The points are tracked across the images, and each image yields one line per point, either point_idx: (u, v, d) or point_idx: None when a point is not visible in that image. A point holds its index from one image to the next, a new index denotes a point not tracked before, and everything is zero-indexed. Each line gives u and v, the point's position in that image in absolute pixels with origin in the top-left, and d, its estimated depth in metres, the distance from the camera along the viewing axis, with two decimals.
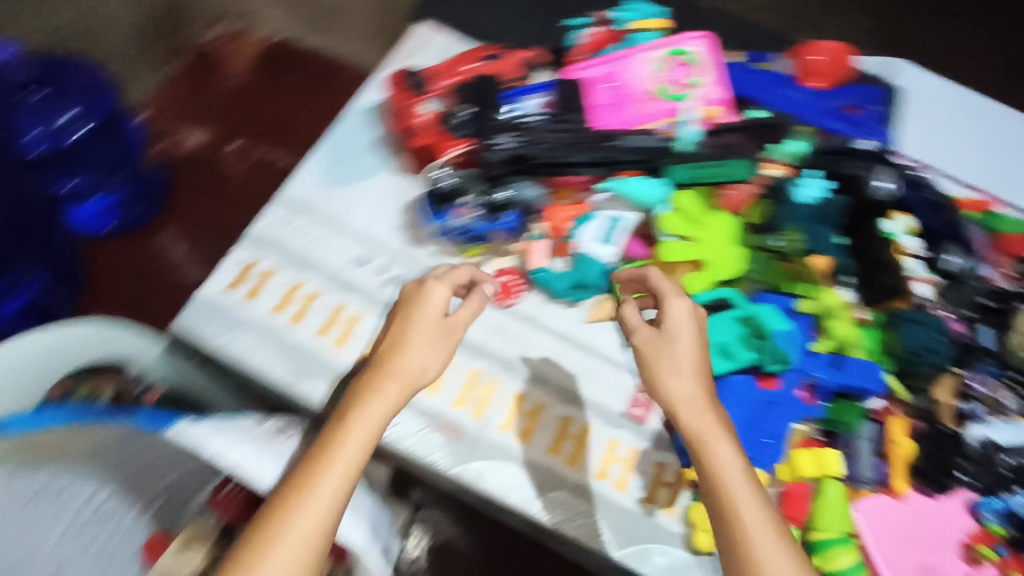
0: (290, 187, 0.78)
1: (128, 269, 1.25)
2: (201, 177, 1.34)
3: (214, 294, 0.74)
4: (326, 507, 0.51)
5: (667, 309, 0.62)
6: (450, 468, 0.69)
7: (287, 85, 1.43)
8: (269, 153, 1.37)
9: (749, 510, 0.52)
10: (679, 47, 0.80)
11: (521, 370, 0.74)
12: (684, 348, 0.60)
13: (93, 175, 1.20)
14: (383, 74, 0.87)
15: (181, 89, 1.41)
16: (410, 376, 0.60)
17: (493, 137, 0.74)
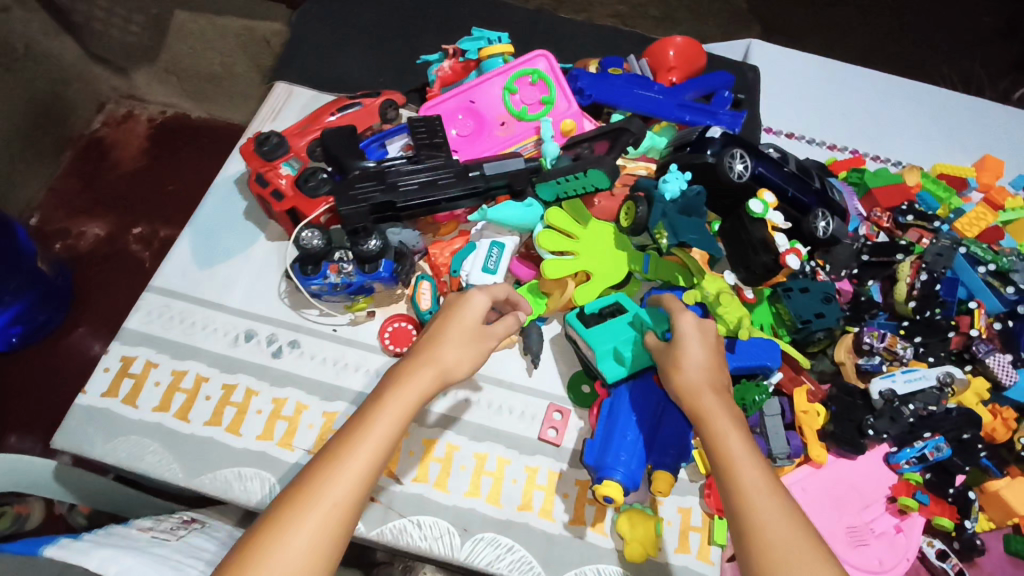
0: (161, 276, 0.78)
1: (40, 380, 1.08)
2: (104, 273, 1.18)
3: (94, 400, 0.71)
4: (319, 527, 0.43)
5: (677, 321, 0.61)
6: (368, 533, 0.66)
7: (184, 160, 1.28)
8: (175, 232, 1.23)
9: (761, 490, 0.48)
10: (527, 69, 0.81)
11: (427, 415, 0.73)
12: (690, 348, 0.58)
13: None
14: (243, 142, 0.88)
15: (71, 184, 1.24)
16: (446, 371, 0.53)
17: (354, 189, 0.71)
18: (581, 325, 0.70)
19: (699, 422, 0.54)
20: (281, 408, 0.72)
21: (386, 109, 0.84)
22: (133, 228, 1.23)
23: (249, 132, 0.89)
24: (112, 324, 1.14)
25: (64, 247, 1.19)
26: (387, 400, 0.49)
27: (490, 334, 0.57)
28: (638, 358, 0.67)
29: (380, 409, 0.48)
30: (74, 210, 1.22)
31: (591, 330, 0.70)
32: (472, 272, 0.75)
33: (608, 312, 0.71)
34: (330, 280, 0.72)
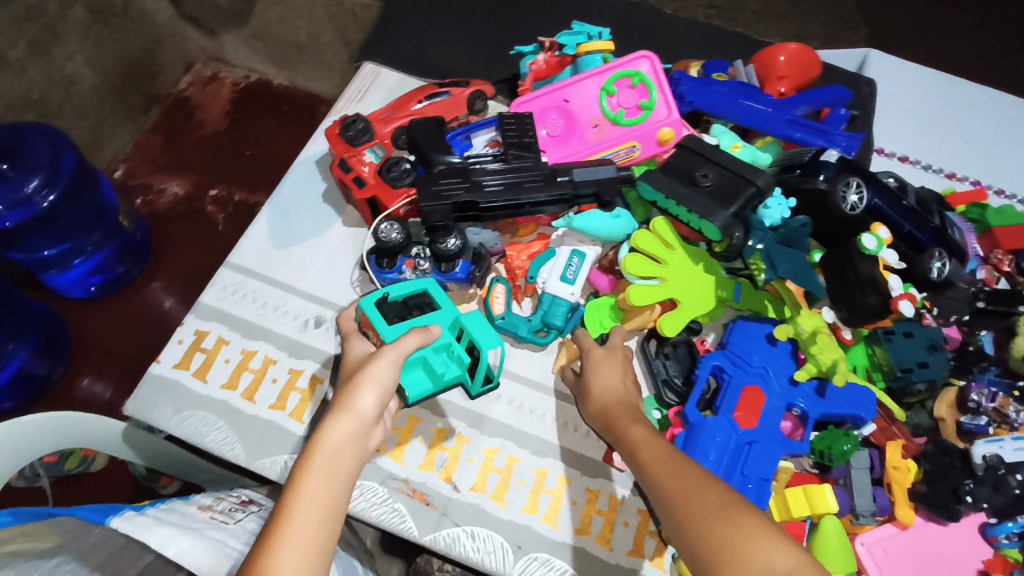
0: (238, 251, 0.79)
1: (116, 329, 1.11)
2: (181, 232, 1.20)
3: (166, 370, 0.73)
4: (299, 565, 0.44)
5: (588, 353, 0.66)
6: (422, 537, 0.65)
7: (265, 126, 1.30)
8: (251, 196, 1.24)
9: (671, 475, 0.49)
10: (627, 69, 0.77)
11: (488, 425, 0.71)
12: (596, 376, 0.63)
13: (73, 239, 1.01)
14: (327, 123, 0.88)
15: (156, 141, 1.27)
16: (366, 412, 0.51)
17: (439, 185, 0.70)
18: (382, 319, 0.62)
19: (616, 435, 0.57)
20: None
21: (472, 99, 0.81)
22: (210, 190, 1.24)
23: (336, 111, 0.88)
24: (188, 280, 1.16)
25: (144, 202, 1.22)
26: (310, 467, 0.49)
27: (404, 352, 0.54)
28: (446, 374, 0.65)
29: (304, 479, 0.48)
30: (157, 166, 1.24)
31: (397, 330, 0.62)
32: (549, 280, 0.72)
33: (413, 304, 0.65)
34: (404, 275, 0.72)
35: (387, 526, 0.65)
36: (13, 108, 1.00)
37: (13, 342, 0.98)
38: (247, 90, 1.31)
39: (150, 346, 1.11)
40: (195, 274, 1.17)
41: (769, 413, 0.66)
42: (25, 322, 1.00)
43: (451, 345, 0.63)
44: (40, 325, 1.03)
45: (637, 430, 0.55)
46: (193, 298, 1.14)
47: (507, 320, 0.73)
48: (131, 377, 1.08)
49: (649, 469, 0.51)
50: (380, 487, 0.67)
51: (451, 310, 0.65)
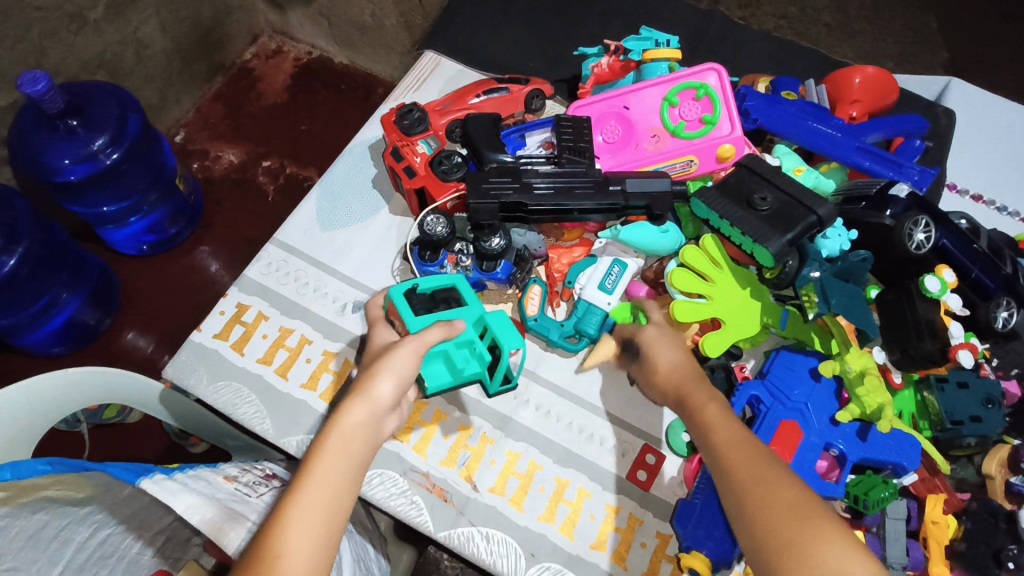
0: (287, 229, 0.80)
1: (162, 288, 1.15)
2: (232, 199, 1.23)
3: (206, 339, 0.74)
4: (307, 545, 0.44)
5: (638, 334, 0.62)
6: (436, 532, 0.65)
7: (322, 103, 1.32)
8: (301, 172, 1.26)
9: (741, 466, 0.48)
10: (693, 80, 0.75)
11: (514, 428, 0.70)
12: (659, 352, 0.59)
13: (131, 198, 1.05)
14: (385, 108, 0.88)
15: (218, 109, 1.30)
16: (383, 399, 0.51)
17: (489, 183, 0.69)
18: (409, 309, 0.61)
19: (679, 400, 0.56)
20: None
21: (529, 98, 0.81)
22: (263, 161, 1.27)
23: (395, 97, 0.88)
24: (234, 246, 1.19)
25: (200, 167, 1.25)
26: (323, 450, 0.48)
27: (427, 344, 0.54)
28: (466, 369, 0.65)
29: (319, 461, 0.48)
30: (217, 133, 1.28)
31: (422, 321, 0.61)
32: (586, 287, 0.71)
33: (440, 298, 0.64)
34: (444, 270, 0.72)
35: (404, 518, 0.66)
36: (87, 66, 1.03)
37: (68, 289, 1.02)
38: (308, 65, 1.35)
39: (191, 306, 1.14)
40: (241, 242, 1.20)
41: (804, 451, 0.64)
42: (80, 274, 1.04)
43: (473, 342, 0.62)
44: (94, 276, 1.06)
45: (711, 409, 0.53)
46: (238, 265, 1.17)
47: (540, 323, 0.72)
48: (171, 336, 1.11)
49: (726, 455, 0.50)
50: (400, 478, 0.67)
51: (478, 307, 0.64)
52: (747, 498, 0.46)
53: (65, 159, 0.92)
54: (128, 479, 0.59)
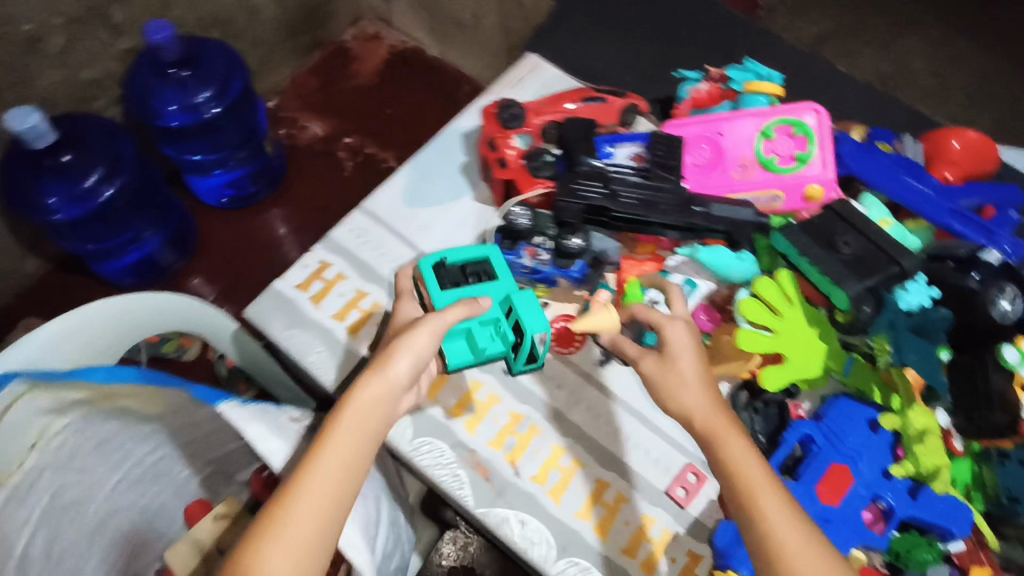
0: (375, 199, 0.83)
1: (232, 243, 1.21)
2: (311, 169, 1.29)
3: (287, 288, 0.78)
4: (318, 510, 0.47)
5: (665, 329, 0.60)
6: (475, 508, 0.67)
7: (409, 91, 1.38)
8: (379, 152, 1.32)
9: (778, 522, 0.49)
10: (794, 117, 0.77)
11: (563, 423, 0.72)
12: (681, 360, 0.58)
13: (221, 151, 1.11)
14: (482, 100, 0.91)
15: (311, 81, 1.37)
16: (399, 376, 0.54)
17: (578, 184, 0.71)
18: (437, 283, 0.65)
19: (706, 435, 0.55)
20: None
21: (626, 111, 0.83)
22: (345, 138, 1.33)
23: (492, 93, 0.92)
24: (305, 214, 1.25)
25: (286, 134, 1.31)
26: (339, 421, 0.51)
27: (447, 322, 0.57)
28: (487, 350, 0.65)
29: (333, 431, 0.51)
30: (307, 105, 1.34)
31: (448, 296, 0.65)
32: (656, 302, 0.75)
33: (469, 271, 0.68)
34: (521, 261, 0.74)
35: (446, 489, 0.68)
36: (204, 24, 1.11)
37: (156, 224, 1.10)
38: (401, 54, 1.42)
39: (257, 264, 1.20)
40: (312, 211, 1.25)
41: (852, 497, 0.64)
42: (163, 215, 1.10)
43: (498, 320, 0.65)
44: (175, 220, 1.13)
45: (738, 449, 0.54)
46: (306, 232, 1.23)
47: None
48: (234, 289, 1.17)
49: (757, 514, 0.50)
50: (447, 450, 0.70)
51: (507, 283, 0.67)
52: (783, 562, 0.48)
53: (172, 105, 0.99)
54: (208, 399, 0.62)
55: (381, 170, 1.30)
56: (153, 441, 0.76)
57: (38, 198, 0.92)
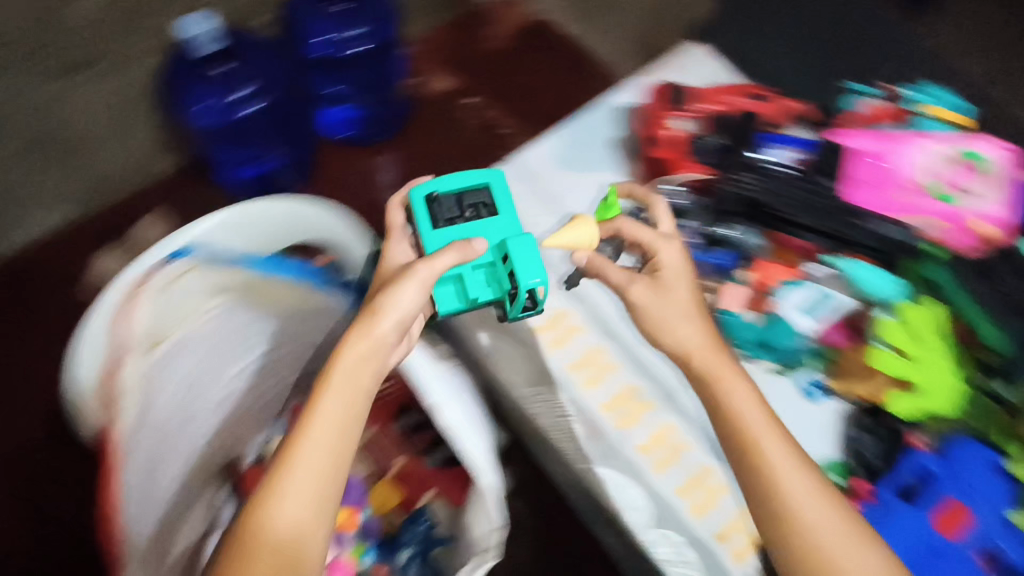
0: (529, 155, 0.85)
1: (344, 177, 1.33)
2: (429, 121, 1.37)
3: None
4: (320, 472, 0.56)
5: (662, 251, 0.67)
6: (579, 462, 0.70)
7: (537, 63, 1.43)
8: (497, 117, 1.38)
9: (785, 480, 0.60)
10: (974, 150, 0.76)
11: (677, 403, 0.73)
12: (676, 286, 0.66)
13: (353, 85, 1.33)
14: (645, 80, 0.90)
15: (447, 35, 1.43)
16: (383, 335, 0.59)
17: (738, 173, 0.76)
18: (428, 220, 0.66)
19: (712, 378, 0.64)
20: (562, 317, 0.77)
21: (797, 119, 0.82)
22: (467, 97, 1.40)
23: (651, 72, 0.92)
24: (415, 164, 1.34)
25: (415, 83, 1.39)
26: (329, 385, 0.58)
27: (440, 268, 0.60)
28: (479, 297, 0.65)
29: (325, 396, 0.58)
30: (437, 59, 1.42)
31: (440, 235, 0.66)
32: (789, 308, 0.74)
33: (466, 205, 0.67)
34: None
35: (555, 438, 0.71)
36: None
37: (285, 146, 1.30)
38: (536, 24, 1.46)
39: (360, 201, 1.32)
40: (423, 162, 1.34)
41: (967, 537, 0.64)
42: (293, 138, 1.29)
43: (493, 263, 0.65)
44: (301, 146, 1.31)
45: (739, 404, 0.63)
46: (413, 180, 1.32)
47: (731, 319, 0.74)
48: None
49: (760, 479, 0.60)
50: (561, 404, 0.73)
51: (508, 217, 0.67)
52: (781, 518, 0.59)
53: None
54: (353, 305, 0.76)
55: (494, 135, 1.37)
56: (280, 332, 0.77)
57: (190, 103, 1.18)
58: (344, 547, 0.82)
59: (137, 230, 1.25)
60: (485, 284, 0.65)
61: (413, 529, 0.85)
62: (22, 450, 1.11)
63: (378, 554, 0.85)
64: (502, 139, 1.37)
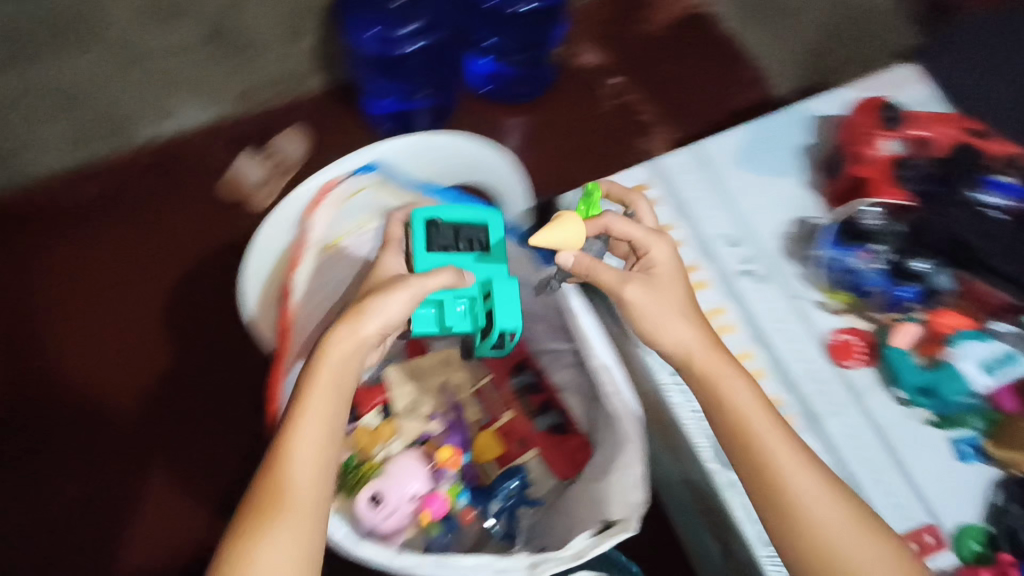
0: (713, 143, 0.81)
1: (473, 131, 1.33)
2: (569, 94, 1.37)
3: (605, 191, 0.79)
4: (308, 472, 0.58)
5: (654, 245, 0.67)
6: (708, 463, 0.68)
7: (689, 57, 1.41)
8: (638, 103, 1.37)
9: (795, 485, 0.60)
10: None
11: (818, 427, 0.71)
12: (676, 280, 0.67)
13: (506, 41, 1.28)
14: (845, 92, 0.86)
15: (606, 11, 1.41)
16: (367, 335, 0.62)
17: (945, 210, 0.73)
18: (424, 243, 0.68)
19: (710, 376, 0.64)
20: (716, 314, 0.74)
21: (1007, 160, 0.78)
22: (613, 77, 1.39)
23: (857, 88, 0.86)
24: (546, 134, 1.35)
25: (564, 52, 1.38)
26: (316, 381, 0.60)
27: (426, 288, 0.63)
28: (454, 326, 0.69)
29: (311, 392, 0.60)
30: (593, 31, 1.40)
31: (429, 259, 0.68)
32: (967, 358, 0.71)
33: (461, 236, 0.69)
34: (850, 260, 0.74)
35: (688, 431, 0.70)
36: None
37: (431, 88, 1.28)
38: (696, 18, 1.43)
39: None
40: (554, 132, 1.34)
41: None
42: (439, 82, 1.29)
43: (475, 299, 0.69)
44: (448, 91, 1.29)
45: (743, 398, 0.63)
46: (541, 148, 1.32)
47: (900, 357, 0.71)
48: None
49: (773, 481, 0.60)
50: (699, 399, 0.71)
51: (498, 258, 0.70)
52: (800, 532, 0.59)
53: None
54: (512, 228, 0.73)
55: (632, 121, 1.36)
56: None
57: (361, 30, 1.16)
58: (444, 481, 0.84)
59: (276, 138, 1.30)
60: (460, 320, 0.69)
61: (504, 485, 0.84)
62: (128, 318, 1.17)
63: (471, 500, 0.85)
64: (640, 126, 1.36)
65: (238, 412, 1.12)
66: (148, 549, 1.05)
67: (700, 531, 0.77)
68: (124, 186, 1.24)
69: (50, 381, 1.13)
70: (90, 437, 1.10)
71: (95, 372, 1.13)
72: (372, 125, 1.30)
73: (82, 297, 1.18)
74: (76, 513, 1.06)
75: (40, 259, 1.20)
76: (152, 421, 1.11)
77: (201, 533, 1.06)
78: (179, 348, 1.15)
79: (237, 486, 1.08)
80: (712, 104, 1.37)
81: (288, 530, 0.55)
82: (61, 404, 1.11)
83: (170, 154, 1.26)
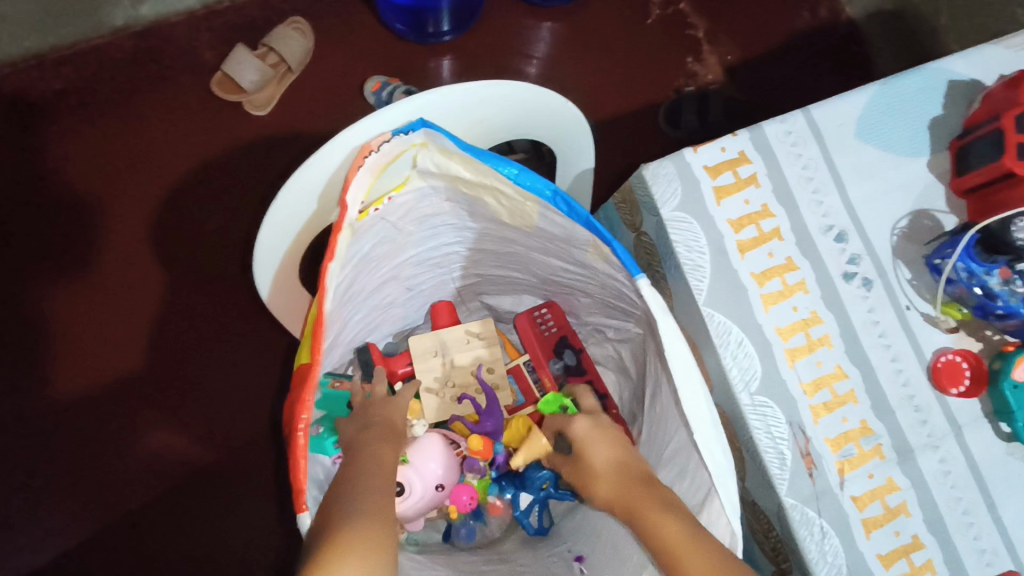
0: (828, 111, 0.67)
1: (502, 36, 1.21)
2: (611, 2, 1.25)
3: (697, 165, 0.65)
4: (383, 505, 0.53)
5: (570, 426, 0.63)
6: (786, 497, 0.60)
7: None
8: (691, 13, 1.26)
9: None
10: None
11: (909, 460, 0.63)
12: (592, 450, 0.60)
13: None
14: (989, 50, 0.70)
15: None
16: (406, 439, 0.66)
17: None
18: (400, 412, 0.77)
19: (632, 520, 0.55)
20: (811, 324, 0.64)
21: None
22: None
23: (1010, 46, 0.70)
24: (581, 43, 1.23)
25: None
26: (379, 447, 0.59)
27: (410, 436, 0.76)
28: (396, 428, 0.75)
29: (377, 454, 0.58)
30: None
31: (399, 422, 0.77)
32: None
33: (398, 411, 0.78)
34: (989, 281, 0.62)
35: (766, 460, 0.61)
36: None
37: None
38: None
39: (507, 59, 1.20)
40: (591, 42, 1.23)
41: None
42: None
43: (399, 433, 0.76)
44: None
45: (672, 530, 0.52)
46: (576, 62, 1.22)
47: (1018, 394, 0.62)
48: (497, 74, 1.19)
49: None
50: (783, 424, 0.62)
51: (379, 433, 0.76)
52: None
53: None
54: (576, 215, 0.59)
55: (683, 35, 1.24)
56: (467, 220, 0.70)
57: None
58: (472, 472, 0.78)
59: (268, 36, 1.13)
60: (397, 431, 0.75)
61: (535, 478, 0.77)
62: (119, 219, 1.09)
63: (500, 492, 0.80)
64: (690, 41, 1.24)
65: (260, 341, 1.07)
66: (172, 478, 1.02)
67: (754, 552, 0.69)
68: (132, 83, 1.12)
69: (62, 298, 1.06)
70: (83, 358, 1.04)
71: (84, 275, 1.07)
72: (387, 25, 1.17)
73: (67, 193, 1.09)
74: (72, 434, 1.02)
75: (40, 163, 1.10)
76: (170, 347, 1.06)
77: (226, 465, 1.03)
78: (182, 267, 1.08)
79: (235, 405, 1.05)
80: (769, 25, 1.27)
81: (379, 516, 0.51)
82: (53, 312, 1.05)
83: (181, 48, 1.14)
